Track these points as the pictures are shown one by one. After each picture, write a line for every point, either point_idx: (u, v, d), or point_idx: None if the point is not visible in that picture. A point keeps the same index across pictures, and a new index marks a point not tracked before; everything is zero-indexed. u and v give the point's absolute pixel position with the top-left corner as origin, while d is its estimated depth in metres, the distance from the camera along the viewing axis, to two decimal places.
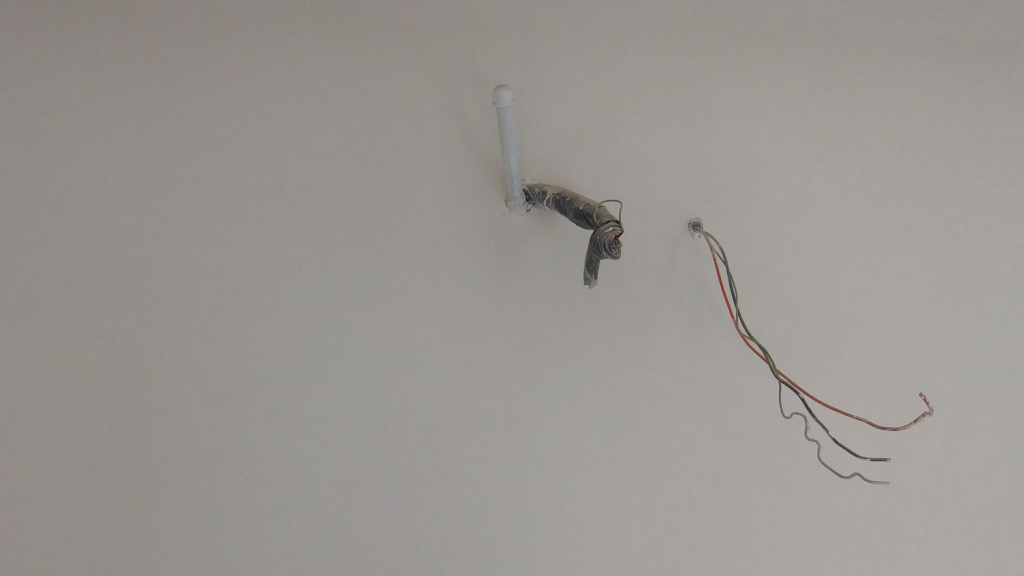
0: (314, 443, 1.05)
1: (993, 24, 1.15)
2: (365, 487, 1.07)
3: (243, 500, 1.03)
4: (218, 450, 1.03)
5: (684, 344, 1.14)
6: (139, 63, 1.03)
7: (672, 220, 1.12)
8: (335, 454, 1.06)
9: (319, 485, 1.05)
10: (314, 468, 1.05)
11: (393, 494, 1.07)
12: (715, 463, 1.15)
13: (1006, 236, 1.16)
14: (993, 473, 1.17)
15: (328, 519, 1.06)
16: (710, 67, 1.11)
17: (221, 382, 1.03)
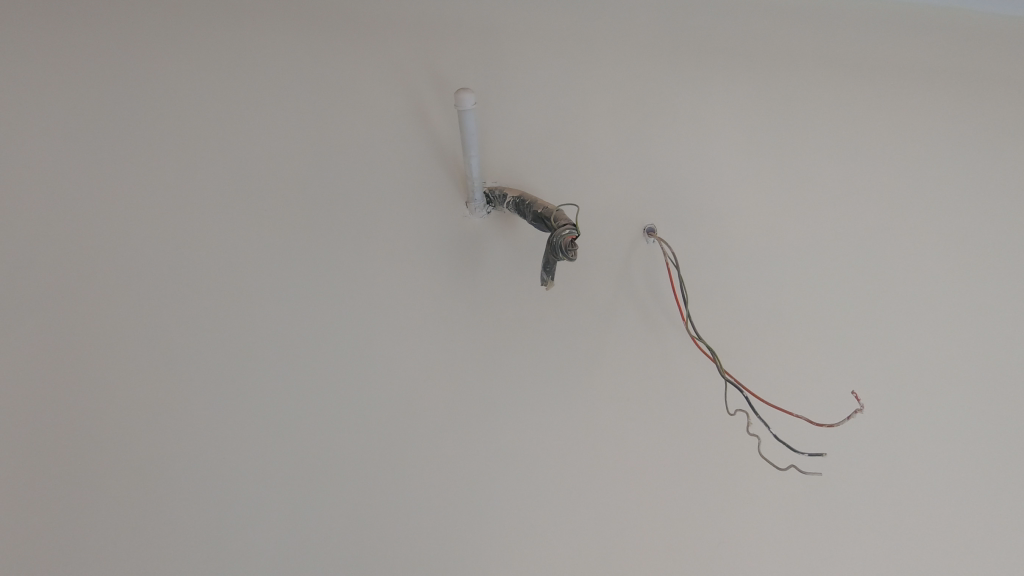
0: (253, 439, 1.04)
1: (929, 57, 1.31)
2: (299, 487, 1.04)
3: (174, 488, 1.01)
4: (156, 434, 1.01)
5: (642, 348, 1.13)
6: (130, 44, 1.07)
7: (628, 223, 1.15)
8: (272, 452, 1.04)
9: (253, 482, 1.03)
10: (248, 464, 1.03)
11: (328, 494, 1.05)
12: (673, 473, 1.13)
13: (944, 242, 1.26)
14: (928, 470, 1.22)
15: (258, 516, 1.03)
16: (671, 82, 1.19)
17: (164, 378, 1.02)
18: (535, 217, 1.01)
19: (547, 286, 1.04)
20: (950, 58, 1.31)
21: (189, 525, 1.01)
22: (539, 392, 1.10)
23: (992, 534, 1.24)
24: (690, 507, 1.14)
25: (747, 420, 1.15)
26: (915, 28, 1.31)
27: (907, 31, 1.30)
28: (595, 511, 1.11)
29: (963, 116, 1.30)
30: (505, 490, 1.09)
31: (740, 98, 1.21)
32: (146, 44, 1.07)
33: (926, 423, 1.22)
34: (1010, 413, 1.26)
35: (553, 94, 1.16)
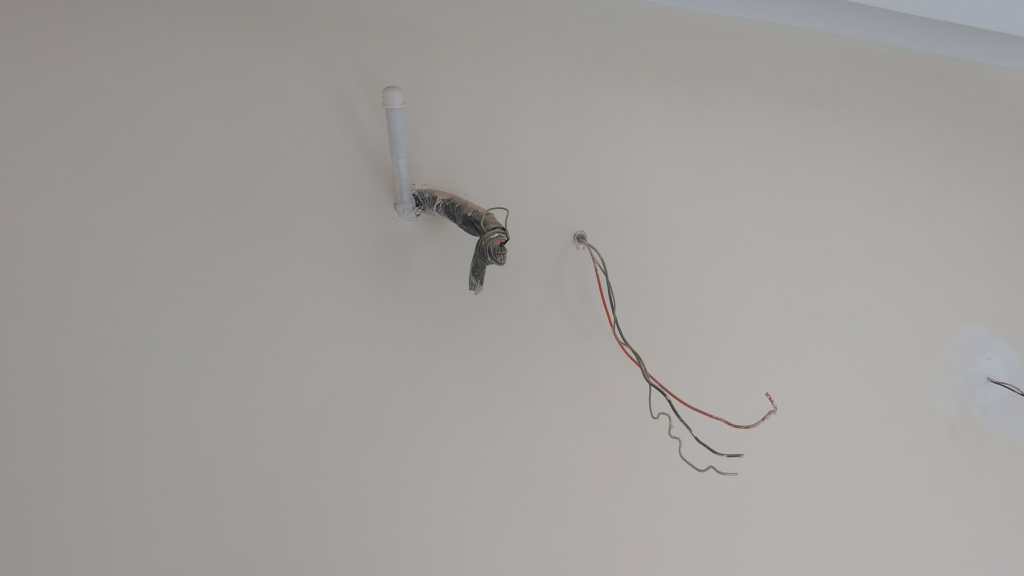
0: (149, 450, 0.94)
1: (849, 76, 1.37)
2: (199, 503, 0.95)
3: (52, 503, 0.90)
4: (34, 442, 0.91)
5: (571, 353, 1.12)
6: (28, 18, 0.99)
7: (558, 230, 1.15)
8: (171, 464, 0.95)
9: (146, 496, 0.93)
10: (142, 477, 0.94)
11: (232, 510, 0.96)
12: (597, 481, 1.10)
13: (863, 248, 1.30)
14: (858, 473, 1.21)
15: (150, 534, 0.93)
16: (603, 93, 1.21)
17: (47, 379, 0.92)
18: (466, 220, 1.00)
19: (476, 290, 1.02)
20: (870, 83, 1.38)
21: (69, 548, 0.90)
22: (467, 400, 1.07)
23: (921, 549, 1.22)
24: (614, 518, 1.09)
25: (669, 423, 1.13)
26: (837, 52, 1.37)
27: (829, 51, 1.37)
28: (518, 524, 1.06)
29: (880, 132, 1.37)
30: (426, 503, 1.03)
31: (669, 111, 1.24)
32: (51, 24, 1.00)
33: (851, 431, 1.22)
34: (932, 424, 1.26)
35: (487, 98, 1.15)
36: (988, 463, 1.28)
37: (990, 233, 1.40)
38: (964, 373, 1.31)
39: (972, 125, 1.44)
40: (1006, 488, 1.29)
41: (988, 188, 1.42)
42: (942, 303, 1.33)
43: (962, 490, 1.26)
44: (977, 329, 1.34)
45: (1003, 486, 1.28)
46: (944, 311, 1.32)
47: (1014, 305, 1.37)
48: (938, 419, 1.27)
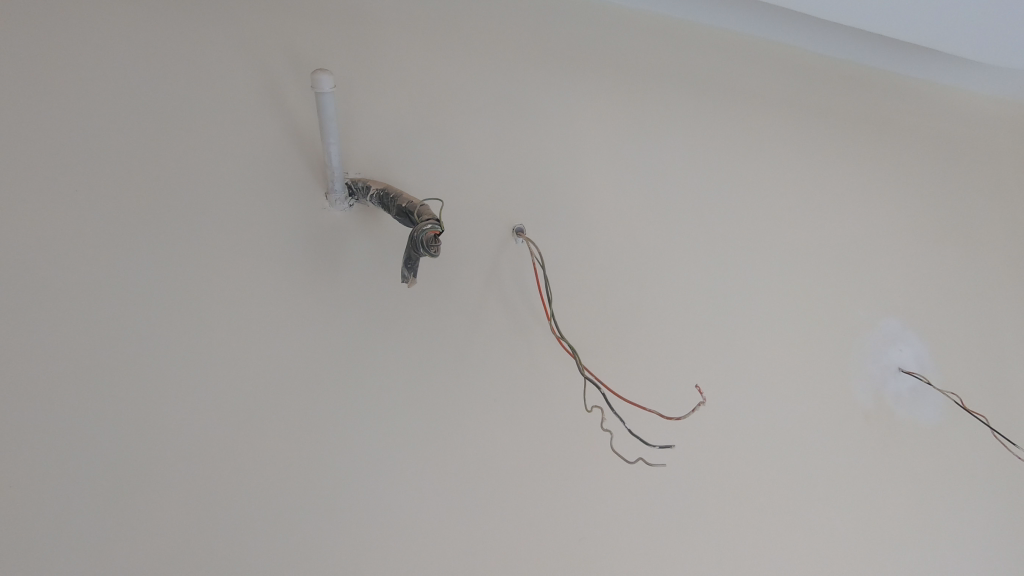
0: (36, 451, 0.85)
1: (781, 82, 1.43)
2: (94, 509, 0.86)
3: None
4: None
5: (508, 347, 1.11)
6: None
7: (497, 223, 1.14)
8: (62, 466, 0.86)
9: (31, 501, 0.84)
10: (26, 481, 0.84)
11: (133, 516, 0.88)
12: (533, 476, 1.08)
13: (789, 246, 1.36)
14: (781, 461, 1.25)
15: (33, 543, 0.83)
16: (544, 88, 1.21)
17: None
18: (399, 210, 0.97)
19: (409, 283, 0.99)
20: (800, 88, 1.44)
21: None
22: (401, 396, 1.03)
23: (840, 531, 1.28)
24: (550, 512, 1.08)
25: (603, 416, 1.13)
26: (767, 57, 1.43)
27: (762, 57, 1.42)
28: (453, 523, 1.02)
29: (808, 136, 1.43)
30: (356, 505, 0.98)
31: (609, 107, 1.25)
32: None
33: (777, 420, 1.26)
34: (850, 413, 1.33)
35: (425, 86, 1.12)
36: (898, 448, 1.37)
37: (903, 233, 1.49)
38: (878, 363, 1.39)
39: (888, 131, 1.52)
40: (914, 471, 1.37)
41: (905, 193, 1.51)
42: (859, 298, 1.40)
43: (876, 474, 1.33)
44: (890, 323, 1.42)
45: (911, 469, 1.37)
46: (861, 306, 1.40)
47: (922, 301, 1.47)
48: (855, 408, 1.34)
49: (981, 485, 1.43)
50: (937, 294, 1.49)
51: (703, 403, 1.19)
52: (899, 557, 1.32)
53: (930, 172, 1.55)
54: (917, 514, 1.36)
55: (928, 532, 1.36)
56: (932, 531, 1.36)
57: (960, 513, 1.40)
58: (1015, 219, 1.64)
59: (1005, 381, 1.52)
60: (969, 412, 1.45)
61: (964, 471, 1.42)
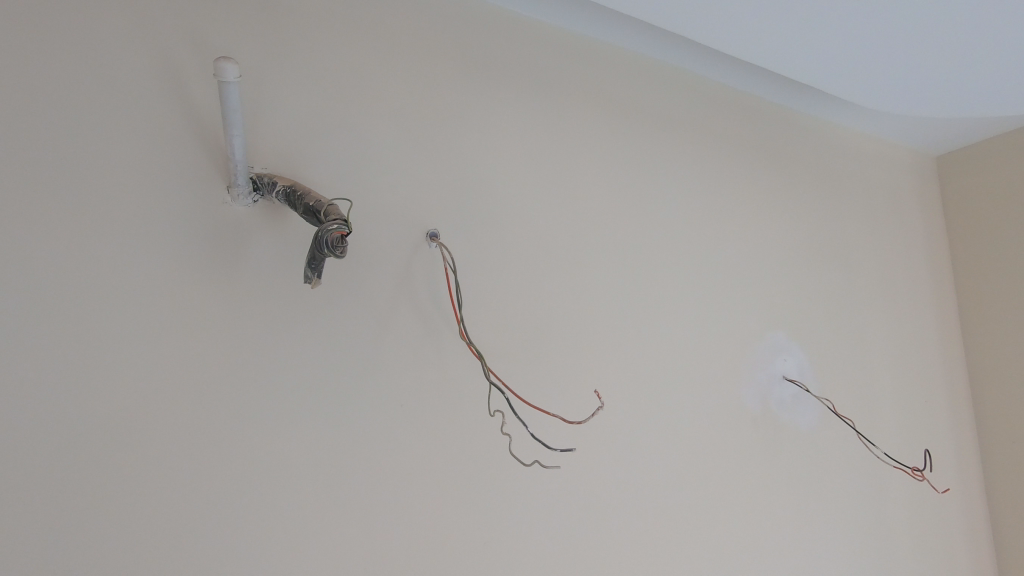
0: None
1: (686, 108, 1.53)
2: None
3: None
4: None
5: (416, 351, 1.11)
6: None
7: (409, 226, 1.14)
8: None
9: None
10: None
11: None
12: (435, 480, 1.07)
13: (687, 260, 1.45)
14: (674, 462, 1.32)
15: None
16: (462, 99, 1.23)
17: None
18: (305, 209, 0.95)
19: (312, 284, 0.97)
20: (703, 116, 1.56)
21: None
22: (302, 400, 1.00)
23: (728, 530, 1.36)
24: (451, 517, 1.07)
25: (505, 420, 1.15)
26: (675, 84, 1.53)
27: (671, 84, 1.52)
28: (350, 530, 0.99)
29: (709, 160, 1.54)
30: (243, 515, 0.92)
31: (526, 120, 1.30)
32: None
33: (674, 423, 1.34)
34: (738, 417, 1.44)
35: (342, 86, 1.12)
36: (779, 450, 1.48)
37: (790, 255, 1.63)
38: (764, 372, 1.51)
39: (780, 161, 1.67)
40: (791, 472, 1.49)
41: (792, 216, 1.66)
42: (750, 311, 1.52)
43: (760, 475, 1.44)
44: (776, 335, 1.55)
45: (791, 470, 1.49)
46: (751, 319, 1.52)
47: (803, 317, 1.62)
48: (743, 413, 1.44)
49: (849, 484, 1.58)
50: (816, 310, 1.64)
51: (602, 407, 1.24)
52: (778, 553, 1.42)
53: (814, 201, 1.72)
54: (796, 512, 1.47)
55: (804, 528, 1.48)
56: (807, 528, 1.48)
57: (829, 510, 1.53)
58: (883, 247, 1.85)
59: (871, 391, 1.69)
60: (839, 417, 1.60)
61: (835, 471, 1.57)
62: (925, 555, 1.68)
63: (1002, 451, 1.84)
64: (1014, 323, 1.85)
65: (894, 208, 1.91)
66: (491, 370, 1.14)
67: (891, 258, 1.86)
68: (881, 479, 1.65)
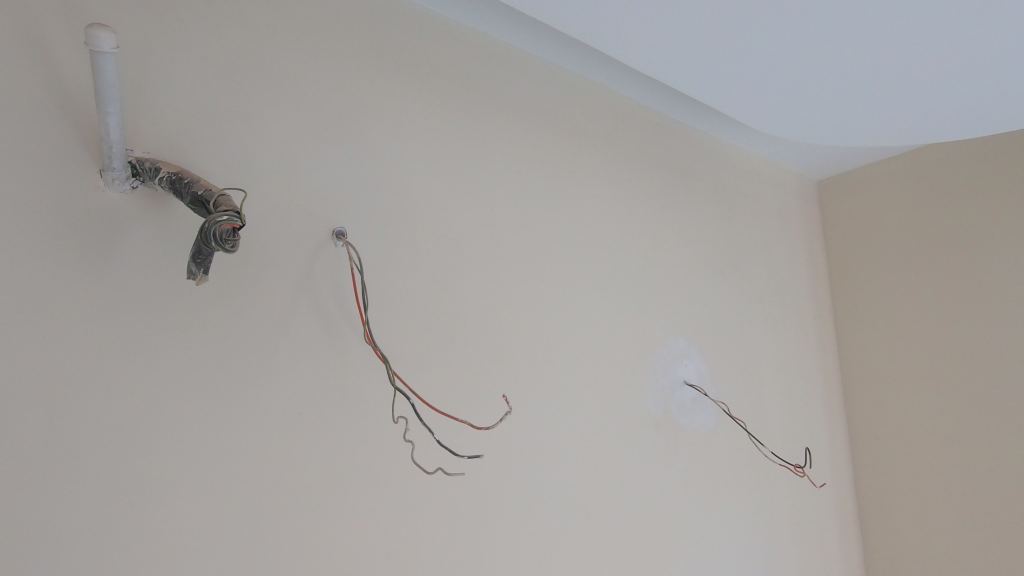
0: None
1: (596, 121, 1.59)
2: None
3: None
4: None
5: (318, 355, 1.04)
6: None
7: (312, 223, 1.08)
8: None
9: None
10: None
11: None
12: (333, 492, 1.01)
13: (596, 267, 1.49)
14: (580, 465, 1.35)
15: None
16: (372, 95, 1.20)
17: None
18: (193, 198, 0.86)
19: (197, 281, 0.89)
20: (612, 129, 1.62)
21: None
22: (185, 409, 0.90)
23: (630, 531, 1.40)
24: (350, 532, 1.01)
25: (409, 426, 1.11)
26: (588, 98, 1.59)
27: (582, 97, 1.57)
28: (236, 552, 0.90)
29: (617, 171, 1.60)
30: (108, 543, 0.81)
31: (441, 122, 1.29)
32: None
33: (581, 429, 1.37)
34: (641, 421, 1.49)
35: (243, 70, 1.04)
36: (678, 451, 1.55)
37: (691, 265, 1.73)
38: (666, 377, 1.58)
39: (683, 176, 1.77)
40: (689, 472, 1.56)
41: (693, 229, 1.76)
42: (654, 319, 1.59)
43: (661, 477, 1.50)
44: (678, 341, 1.63)
45: (689, 471, 1.56)
46: (655, 326, 1.59)
47: (702, 324, 1.71)
48: (646, 417, 1.50)
49: (740, 482, 1.68)
50: (714, 318, 1.75)
51: (509, 412, 1.23)
52: (676, 550, 1.48)
53: (713, 215, 1.83)
54: (693, 512, 1.54)
55: (700, 526, 1.55)
56: (703, 525, 1.56)
57: (722, 507, 1.62)
58: (772, 261, 2.00)
59: (761, 394, 1.82)
60: (733, 418, 1.71)
61: (729, 470, 1.66)
62: (805, 546, 1.82)
63: (869, 449, 2.04)
64: (879, 333, 2.07)
65: (781, 225, 2.08)
66: (397, 374, 1.09)
67: (779, 271, 2.02)
68: (769, 477, 1.77)
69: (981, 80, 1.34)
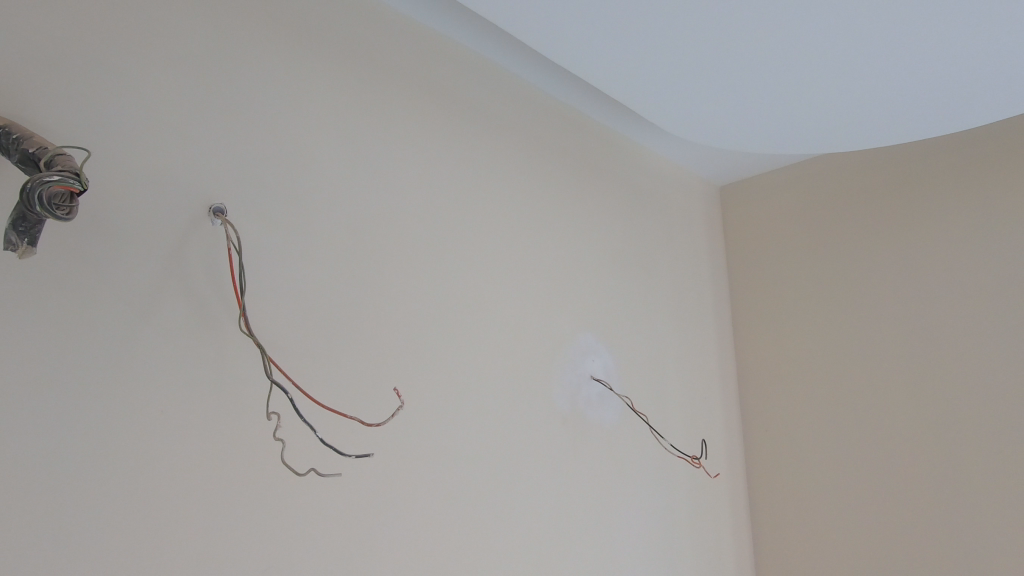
0: None
1: (510, 111, 1.57)
2: None
3: None
4: None
5: (185, 340, 0.96)
6: None
7: (184, 197, 0.99)
8: None
9: None
10: None
11: None
12: (193, 490, 0.93)
13: (504, 260, 1.46)
14: (481, 464, 1.30)
15: None
16: (262, 63, 1.11)
17: None
18: (23, 156, 0.74)
19: (20, 253, 0.75)
20: (525, 121, 1.60)
21: None
22: (17, 393, 0.81)
23: (531, 530, 1.37)
24: (213, 533, 0.93)
25: (283, 423, 1.03)
26: (502, 87, 1.56)
27: (496, 85, 1.55)
28: (70, 554, 0.81)
29: (529, 163, 1.58)
30: None
31: (341, 98, 1.22)
32: None
33: (485, 425, 1.33)
34: (547, 417, 1.47)
35: (106, 21, 0.94)
36: (584, 446, 1.55)
37: (601, 261, 1.74)
38: (575, 372, 1.57)
39: (596, 173, 1.79)
40: (593, 468, 1.56)
41: (604, 225, 1.77)
42: (563, 314, 1.58)
43: (565, 474, 1.49)
44: (587, 337, 1.63)
45: (594, 466, 1.57)
46: (564, 321, 1.58)
47: (611, 320, 1.72)
48: (552, 413, 1.49)
49: (642, 477, 1.71)
50: (622, 314, 1.77)
51: (400, 409, 1.16)
52: (577, 547, 1.47)
53: (624, 213, 1.86)
54: (595, 508, 1.55)
55: (602, 522, 1.56)
56: (605, 521, 1.56)
57: (624, 502, 1.63)
58: (679, 259, 2.07)
59: (664, 389, 1.87)
60: (638, 414, 1.73)
61: (632, 466, 1.68)
62: (700, 536, 1.89)
63: (761, 440, 2.17)
64: (769, 331, 2.20)
65: (688, 226, 2.16)
66: (274, 363, 1.02)
67: (685, 270, 2.09)
68: (669, 469, 1.82)
69: (878, 90, 1.42)
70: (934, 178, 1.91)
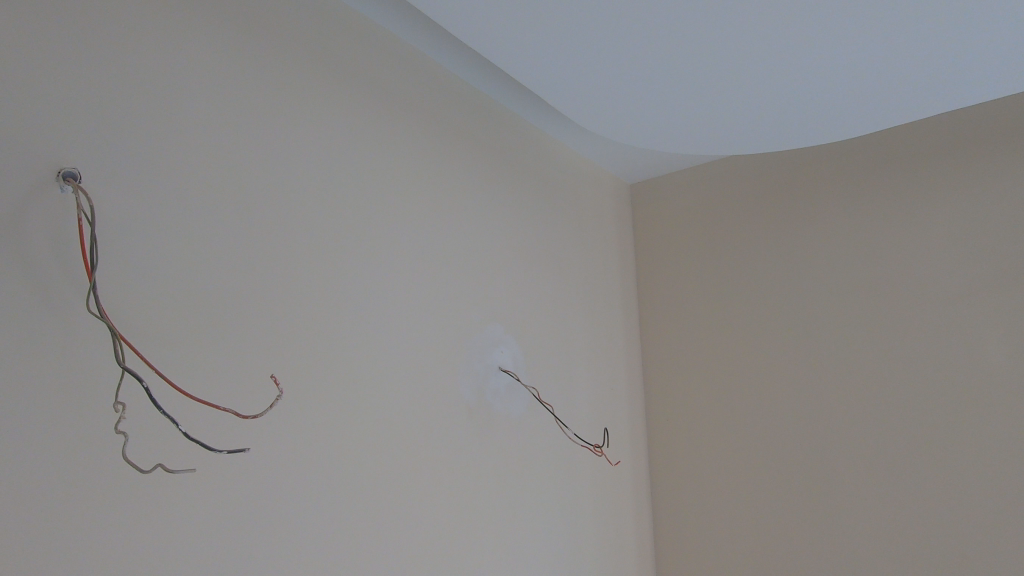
0: None
1: (415, 93, 1.52)
2: None
3: None
4: None
5: (23, 321, 0.83)
6: None
7: (25, 157, 0.86)
8: None
9: None
10: None
11: None
12: (28, 492, 0.80)
13: (406, 245, 1.41)
14: (377, 457, 1.25)
15: None
16: (129, 15, 1.00)
17: None
18: None
19: None
20: (432, 104, 1.56)
21: None
22: None
23: (429, 525, 1.33)
24: (55, 540, 0.82)
25: (142, 415, 0.92)
26: (409, 66, 1.52)
27: (402, 65, 1.50)
28: None
29: (434, 148, 1.54)
30: None
31: (225, 62, 1.12)
32: None
33: (380, 416, 1.27)
34: (451, 407, 1.44)
35: None
36: (488, 437, 1.53)
37: (510, 251, 1.73)
38: (481, 362, 1.55)
39: (505, 162, 1.78)
40: (497, 459, 1.55)
41: (512, 215, 1.77)
42: (468, 303, 1.55)
43: (468, 465, 1.46)
44: (494, 327, 1.62)
45: (498, 457, 1.55)
46: (470, 310, 1.55)
47: (518, 310, 1.72)
48: (456, 403, 1.45)
49: (547, 467, 1.72)
50: (530, 305, 1.77)
51: (280, 399, 1.08)
52: (478, 538, 1.45)
53: (532, 204, 1.86)
54: (498, 498, 1.53)
55: (505, 512, 1.55)
56: (507, 512, 1.55)
57: (528, 492, 1.63)
58: (587, 252, 2.11)
59: (571, 379, 1.89)
60: (544, 404, 1.74)
61: (536, 455, 1.69)
62: (602, 522, 1.93)
63: (659, 427, 2.26)
64: (668, 323, 2.30)
65: (597, 220, 2.21)
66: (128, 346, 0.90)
67: (593, 263, 2.13)
68: (573, 458, 1.84)
69: (769, 95, 1.52)
70: (814, 184, 2.08)
